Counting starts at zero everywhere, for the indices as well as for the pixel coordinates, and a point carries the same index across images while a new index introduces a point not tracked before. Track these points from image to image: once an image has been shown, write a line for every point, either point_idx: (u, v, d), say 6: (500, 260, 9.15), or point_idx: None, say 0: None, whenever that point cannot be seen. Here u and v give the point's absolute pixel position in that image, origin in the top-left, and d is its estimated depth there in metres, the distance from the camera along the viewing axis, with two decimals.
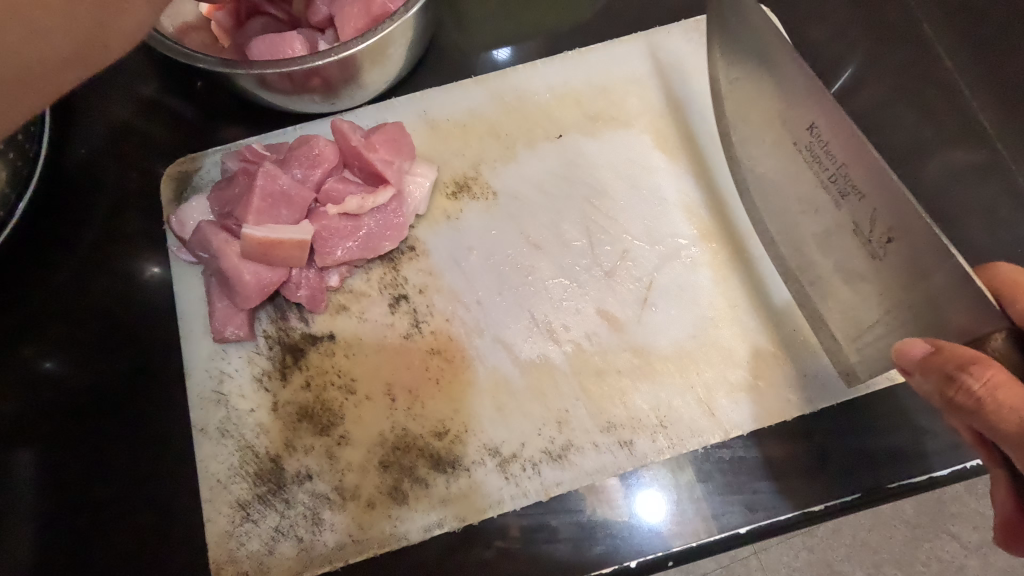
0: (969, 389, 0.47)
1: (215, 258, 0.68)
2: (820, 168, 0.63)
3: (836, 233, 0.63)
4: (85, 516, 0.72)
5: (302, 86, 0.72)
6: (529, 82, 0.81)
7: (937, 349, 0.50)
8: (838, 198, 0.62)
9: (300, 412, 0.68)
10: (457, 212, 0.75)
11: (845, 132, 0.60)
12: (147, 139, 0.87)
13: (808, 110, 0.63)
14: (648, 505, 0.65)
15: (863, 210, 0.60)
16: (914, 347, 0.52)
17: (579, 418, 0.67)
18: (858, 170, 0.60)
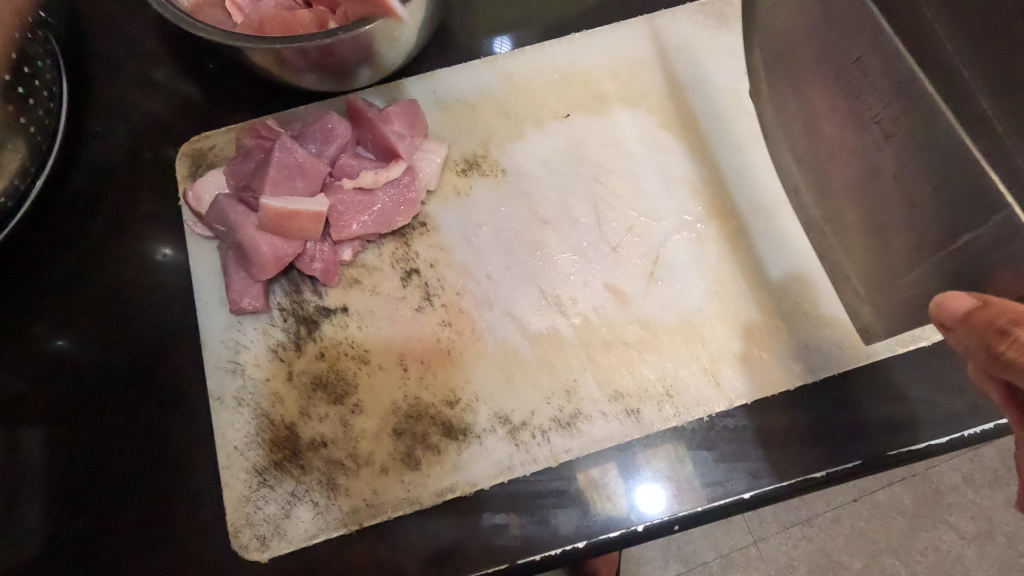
0: (1021, 341, 0.45)
1: (231, 231, 0.69)
2: (865, 107, 0.61)
3: (874, 177, 0.62)
4: (90, 490, 0.72)
5: (313, 64, 0.74)
6: (537, 63, 0.83)
7: (985, 303, 0.49)
8: (881, 137, 0.60)
9: (315, 382, 0.69)
10: (467, 188, 0.77)
11: (895, 66, 0.57)
12: (159, 122, 0.88)
13: (854, 46, 0.60)
14: (647, 496, 0.66)
15: (907, 152, 0.58)
16: (958, 302, 0.51)
17: (588, 388, 0.69)
18: (904, 109, 0.57)
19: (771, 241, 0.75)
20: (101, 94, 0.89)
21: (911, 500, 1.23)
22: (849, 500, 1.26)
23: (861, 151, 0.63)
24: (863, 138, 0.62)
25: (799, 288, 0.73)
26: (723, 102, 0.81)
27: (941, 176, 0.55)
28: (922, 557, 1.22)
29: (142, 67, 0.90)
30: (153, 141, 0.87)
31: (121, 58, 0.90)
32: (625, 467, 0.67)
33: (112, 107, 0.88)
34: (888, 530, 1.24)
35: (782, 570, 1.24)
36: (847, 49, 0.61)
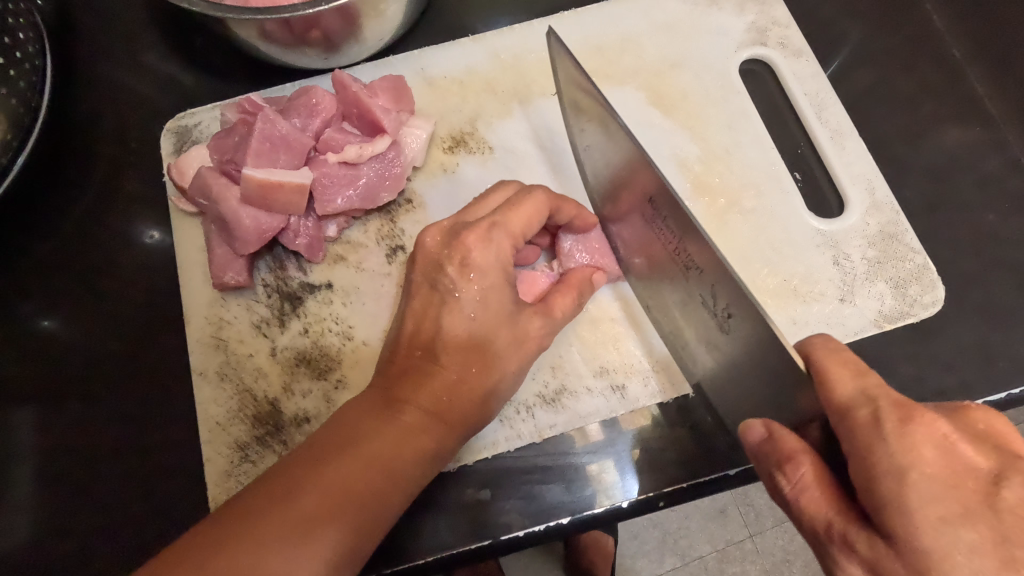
0: (780, 488, 0.44)
1: (214, 204, 0.69)
2: (667, 243, 0.62)
3: (689, 299, 0.61)
4: (84, 466, 0.74)
5: (299, 37, 0.73)
6: (526, 41, 0.82)
7: (770, 435, 0.46)
8: (684, 271, 0.60)
9: (299, 357, 0.69)
10: (455, 165, 0.77)
11: (670, 199, 0.58)
12: (146, 101, 0.87)
13: (647, 183, 0.62)
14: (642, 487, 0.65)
15: (705, 284, 0.58)
16: (752, 430, 0.48)
17: (574, 364, 0.68)
18: (694, 246, 0.58)
19: (761, 217, 0.74)
20: (87, 74, 0.88)
21: None
22: None
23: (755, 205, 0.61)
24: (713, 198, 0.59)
25: (789, 264, 0.72)
26: (711, 80, 0.81)
27: (733, 306, 0.55)
28: None
29: (129, 47, 0.89)
30: (140, 120, 0.87)
31: (108, 38, 0.89)
32: (611, 445, 0.66)
33: (96, 87, 0.88)
34: None
35: (778, 564, 1.24)
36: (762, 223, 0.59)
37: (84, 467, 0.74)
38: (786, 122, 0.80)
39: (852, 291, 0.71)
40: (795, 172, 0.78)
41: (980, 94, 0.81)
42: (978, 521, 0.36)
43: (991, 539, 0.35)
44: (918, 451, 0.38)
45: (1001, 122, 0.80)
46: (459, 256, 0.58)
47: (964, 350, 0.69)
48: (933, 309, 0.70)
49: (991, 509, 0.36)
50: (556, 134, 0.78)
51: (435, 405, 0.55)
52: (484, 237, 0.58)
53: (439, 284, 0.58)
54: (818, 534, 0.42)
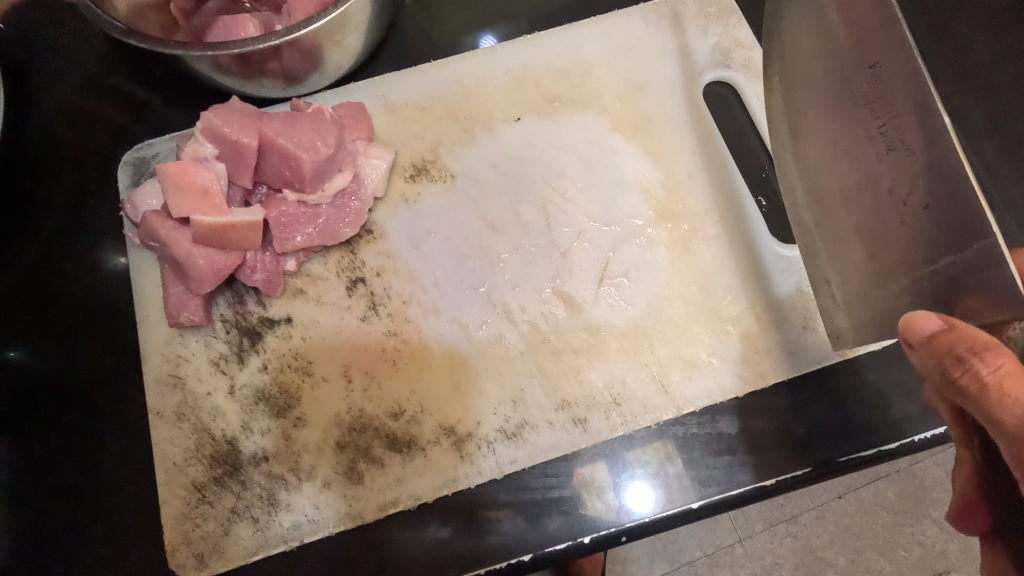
0: (976, 373, 0.46)
1: (164, 246, 0.67)
2: (888, 185, 0.58)
3: (876, 240, 0.60)
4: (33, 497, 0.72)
5: (256, 69, 0.72)
6: (488, 65, 0.82)
7: (951, 327, 0.48)
8: (901, 208, 0.57)
9: (257, 395, 0.68)
10: (415, 194, 0.76)
11: (927, 141, 0.53)
12: (110, 128, 0.86)
13: (882, 124, 0.57)
14: (636, 496, 0.66)
15: (928, 221, 0.54)
16: (926, 322, 0.50)
17: (535, 397, 0.68)
18: (935, 186, 0.53)
19: (725, 244, 0.74)
20: (46, 100, 0.87)
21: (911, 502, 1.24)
22: (833, 497, 1.26)
23: (860, 165, 0.61)
24: (866, 149, 0.60)
25: (753, 292, 0.72)
26: (676, 102, 0.80)
27: (962, 243, 0.51)
28: (907, 553, 1.22)
29: (92, 73, 0.88)
30: (104, 147, 0.85)
31: (72, 63, 0.88)
32: (590, 471, 0.66)
33: (56, 115, 0.86)
34: (871, 526, 1.24)
35: (767, 568, 1.24)
36: (880, 176, 0.58)
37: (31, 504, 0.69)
38: (751, 144, 0.80)
39: (815, 318, 0.71)
40: (759, 196, 0.77)
41: None
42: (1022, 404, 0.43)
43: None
44: None
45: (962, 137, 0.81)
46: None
47: None
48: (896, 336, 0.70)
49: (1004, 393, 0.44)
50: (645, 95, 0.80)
51: None
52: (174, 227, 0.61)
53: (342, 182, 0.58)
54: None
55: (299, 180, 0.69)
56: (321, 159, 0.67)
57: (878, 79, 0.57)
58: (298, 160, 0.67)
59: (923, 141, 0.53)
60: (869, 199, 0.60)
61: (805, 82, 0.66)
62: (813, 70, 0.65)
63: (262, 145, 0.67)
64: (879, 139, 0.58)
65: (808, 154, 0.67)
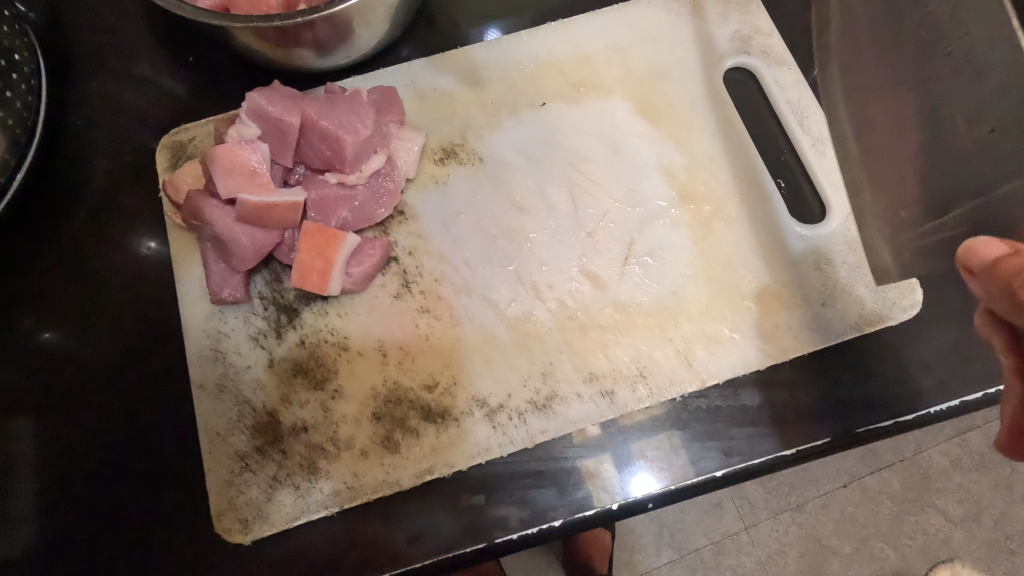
0: None
1: (208, 226, 0.69)
2: (954, 108, 0.59)
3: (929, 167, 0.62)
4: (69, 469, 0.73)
5: (293, 41, 0.74)
6: (513, 51, 0.84)
7: (1017, 251, 0.46)
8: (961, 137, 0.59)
9: (296, 368, 0.71)
10: (445, 176, 0.78)
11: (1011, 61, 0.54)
12: (140, 115, 0.87)
13: (955, 43, 0.58)
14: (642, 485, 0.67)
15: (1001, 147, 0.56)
16: (990, 247, 0.47)
17: (564, 370, 0.70)
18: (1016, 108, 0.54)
19: (747, 224, 0.76)
20: (78, 86, 0.88)
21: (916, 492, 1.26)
22: (838, 486, 1.28)
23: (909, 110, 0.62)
24: (932, 71, 0.60)
25: (775, 270, 0.74)
26: (696, 87, 0.83)
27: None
28: (911, 541, 1.25)
29: (123, 60, 0.89)
30: (135, 133, 0.87)
31: (103, 51, 0.89)
32: (619, 442, 0.69)
33: (88, 100, 0.88)
34: (875, 515, 1.27)
35: (773, 555, 1.26)
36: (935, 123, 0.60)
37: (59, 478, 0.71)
38: (769, 126, 0.82)
39: (834, 295, 0.73)
40: (779, 179, 0.80)
41: None
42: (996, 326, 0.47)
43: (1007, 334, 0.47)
44: None
45: None
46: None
47: (943, 351, 0.72)
48: (913, 312, 0.72)
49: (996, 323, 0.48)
50: (667, 82, 0.83)
51: None
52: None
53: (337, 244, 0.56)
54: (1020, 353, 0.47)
55: (339, 161, 0.71)
56: (361, 141, 0.69)
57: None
58: (339, 141, 0.69)
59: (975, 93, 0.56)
60: (924, 127, 0.62)
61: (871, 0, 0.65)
62: (874, 23, 0.65)
63: (303, 125, 0.69)
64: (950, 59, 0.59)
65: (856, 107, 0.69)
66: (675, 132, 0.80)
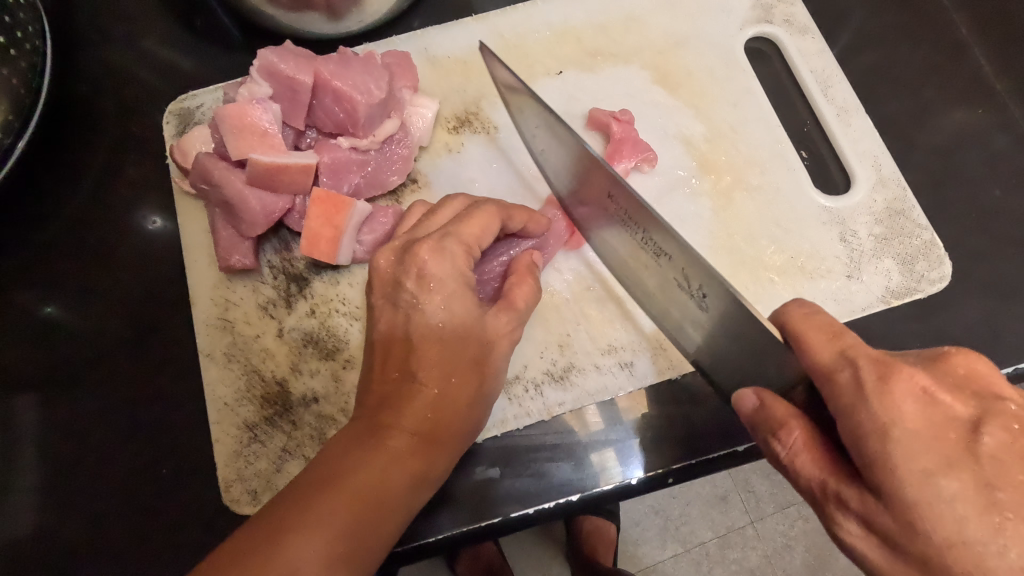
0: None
1: (216, 189, 0.67)
2: None
3: None
4: (77, 442, 0.73)
5: (304, 1, 0.73)
6: (529, 20, 0.82)
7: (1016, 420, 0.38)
8: None
9: (306, 338, 0.69)
10: (459, 145, 0.76)
11: None
12: (147, 83, 0.86)
13: None
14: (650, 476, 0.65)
15: None
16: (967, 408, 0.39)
17: (581, 341, 0.69)
18: None
19: (769, 196, 0.74)
20: (84, 54, 0.86)
21: None
22: None
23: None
24: None
25: (798, 242, 0.72)
26: (717, 56, 0.80)
27: None
28: None
29: (130, 28, 0.87)
30: (141, 103, 0.85)
31: (110, 18, 0.88)
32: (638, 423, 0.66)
33: (94, 70, 0.86)
34: None
35: (779, 549, 1.24)
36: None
37: (75, 454, 0.72)
38: (791, 97, 0.80)
39: (859, 268, 0.71)
40: (801, 150, 0.78)
41: (986, 73, 0.82)
42: (961, 470, 0.38)
43: (974, 487, 0.37)
44: (899, 408, 0.39)
45: (1007, 100, 0.80)
46: (414, 270, 0.56)
47: (971, 326, 0.70)
48: (939, 285, 0.71)
49: (974, 457, 0.38)
50: (687, 50, 0.80)
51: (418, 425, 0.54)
52: (437, 247, 0.57)
53: (401, 301, 0.57)
54: (815, 494, 0.44)
55: (352, 123, 0.69)
56: (375, 103, 0.67)
57: None
58: (352, 102, 0.67)
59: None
60: None
61: None
62: None
63: (316, 86, 0.67)
64: None
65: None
66: (695, 101, 0.78)
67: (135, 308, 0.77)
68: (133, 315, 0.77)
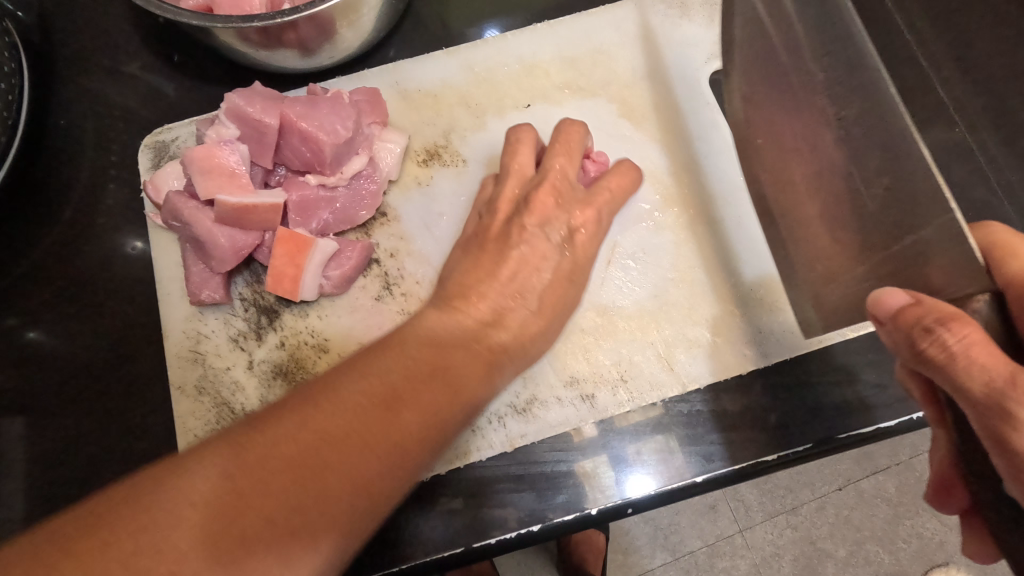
0: (944, 343, 0.47)
1: (188, 226, 0.69)
2: (836, 110, 0.64)
3: (835, 188, 0.64)
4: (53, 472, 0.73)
5: (276, 40, 0.74)
6: (499, 53, 0.83)
7: (917, 301, 0.51)
8: (851, 151, 0.63)
9: (275, 370, 0.70)
10: (428, 178, 0.78)
11: (886, 113, 0.61)
12: (127, 114, 0.87)
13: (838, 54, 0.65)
14: (632, 482, 0.67)
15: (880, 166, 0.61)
16: (893, 298, 0.53)
17: (544, 374, 0.70)
18: (879, 126, 0.61)
19: (731, 229, 0.76)
20: (65, 87, 0.88)
21: (912, 495, 1.24)
22: (833, 489, 1.27)
23: (818, 150, 0.66)
24: (826, 137, 0.65)
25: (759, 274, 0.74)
26: (682, 89, 0.82)
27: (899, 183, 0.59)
28: (906, 545, 1.23)
29: (110, 60, 0.89)
30: (122, 133, 0.87)
31: (91, 51, 0.89)
32: (598, 457, 0.68)
33: (76, 100, 0.88)
34: (871, 519, 1.25)
35: (767, 559, 1.25)
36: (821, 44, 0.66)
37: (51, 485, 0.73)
38: None
39: None
40: None
41: (948, 100, 0.84)
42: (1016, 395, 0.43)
43: None
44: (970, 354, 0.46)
45: (969, 126, 0.82)
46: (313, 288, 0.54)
47: None
48: None
49: None
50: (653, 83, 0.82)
51: (341, 435, 0.45)
52: None
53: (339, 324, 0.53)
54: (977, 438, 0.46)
55: (320, 162, 0.71)
56: (341, 143, 0.69)
57: (838, 76, 0.64)
58: (319, 143, 0.68)
59: (861, 95, 0.63)
60: (834, 186, 0.64)
61: (759, 57, 0.71)
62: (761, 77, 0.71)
63: (283, 127, 0.69)
64: (839, 129, 0.64)
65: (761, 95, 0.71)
66: (660, 134, 0.80)
67: (113, 336, 0.79)
68: (110, 343, 0.78)
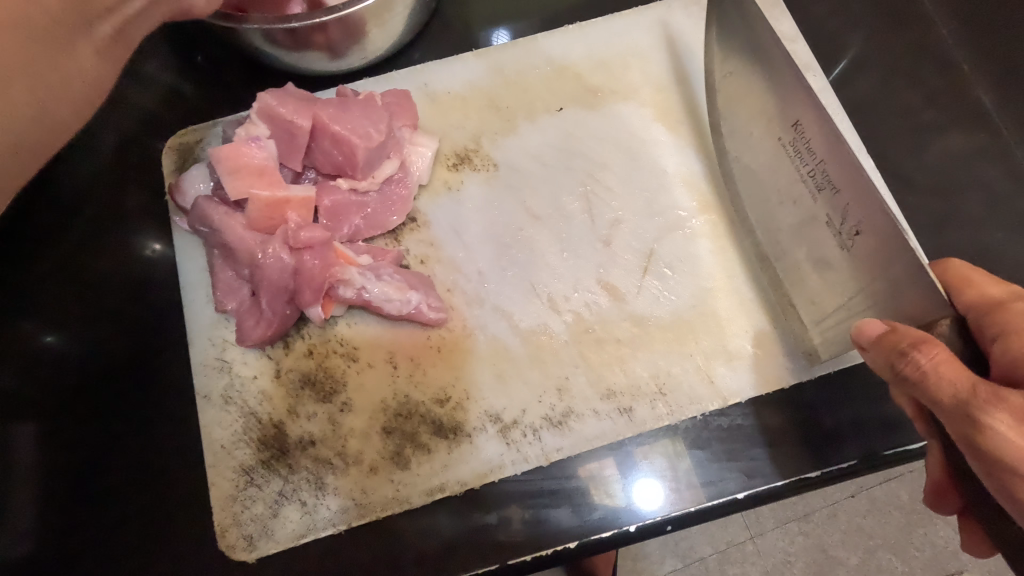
0: (917, 363, 0.46)
1: (216, 232, 0.68)
2: (801, 165, 0.65)
3: (813, 227, 0.64)
4: (68, 482, 0.71)
5: (305, 43, 0.72)
6: (528, 55, 0.82)
7: (893, 328, 0.50)
8: (815, 192, 0.64)
9: (304, 379, 0.68)
10: (458, 183, 0.76)
11: (846, 163, 0.60)
12: (147, 114, 0.85)
13: (795, 109, 0.65)
14: (649, 493, 0.66)
15: (838, 205, 0.61)
16: (872, 327, 0.52)
17: (579, 386, 0.68)
18: (835, 165, 0.62)
19: None
20: None
21: None
22: (846, 496, 1.24)
23: (801, 206, 0.65)
24: (799, 191, 0.65)
25: None
26: None
27: (866, 223, 0.59)
28: (919, 552, 1.20)
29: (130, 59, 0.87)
30: (141, 134, 0.85)
31: None
32: (633, 470, 0.66)
33: None
34: (885, 527, 1.22)
35: (779, 566, 1.22)
36: (786, 112, 0.66)
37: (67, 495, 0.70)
38: None
39: None
40: None
41: (983, 106, 0.82)
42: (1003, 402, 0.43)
43: None
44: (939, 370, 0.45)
45: (1003, 134, 0.81)
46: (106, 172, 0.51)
47: None
48: None
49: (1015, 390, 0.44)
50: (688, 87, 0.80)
51: None
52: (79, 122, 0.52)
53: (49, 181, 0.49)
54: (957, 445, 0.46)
55: (351, 166, 0.70)
56: (373, 145, 0.68)
57: (801, 133, 0.64)
58: (352, 146, 0.68)
59: (828, 151, 0.62)
60: (812, 234, 0.65)
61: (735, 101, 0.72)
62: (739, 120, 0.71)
63: (315, 129, 0.68)
64: (810, 185, 0.64)
65: (750, 153, 0.71)
66: (696, 140, 0.78)
67: (133, 340, 0.76)
68: (129, 347, 0.76)
